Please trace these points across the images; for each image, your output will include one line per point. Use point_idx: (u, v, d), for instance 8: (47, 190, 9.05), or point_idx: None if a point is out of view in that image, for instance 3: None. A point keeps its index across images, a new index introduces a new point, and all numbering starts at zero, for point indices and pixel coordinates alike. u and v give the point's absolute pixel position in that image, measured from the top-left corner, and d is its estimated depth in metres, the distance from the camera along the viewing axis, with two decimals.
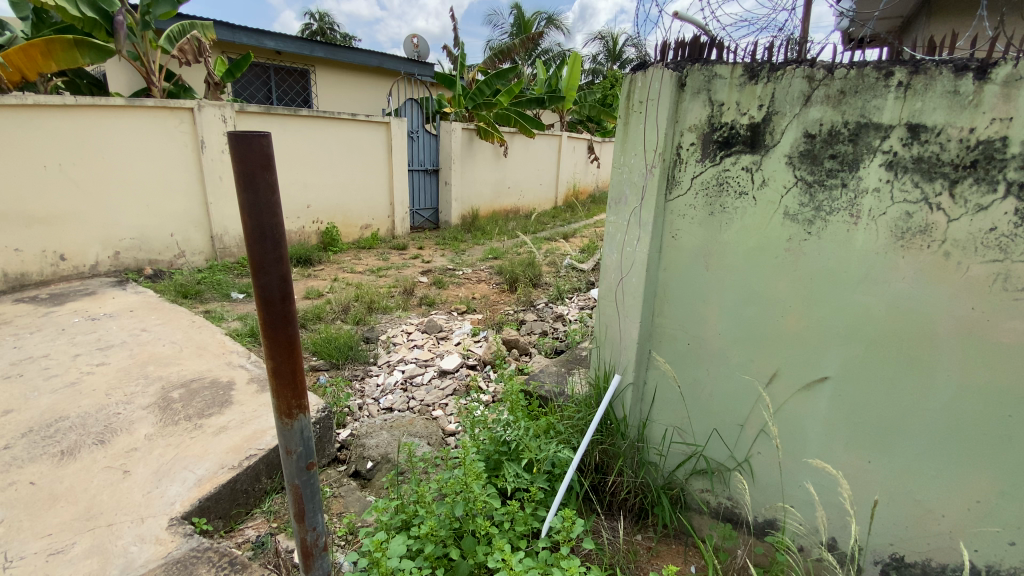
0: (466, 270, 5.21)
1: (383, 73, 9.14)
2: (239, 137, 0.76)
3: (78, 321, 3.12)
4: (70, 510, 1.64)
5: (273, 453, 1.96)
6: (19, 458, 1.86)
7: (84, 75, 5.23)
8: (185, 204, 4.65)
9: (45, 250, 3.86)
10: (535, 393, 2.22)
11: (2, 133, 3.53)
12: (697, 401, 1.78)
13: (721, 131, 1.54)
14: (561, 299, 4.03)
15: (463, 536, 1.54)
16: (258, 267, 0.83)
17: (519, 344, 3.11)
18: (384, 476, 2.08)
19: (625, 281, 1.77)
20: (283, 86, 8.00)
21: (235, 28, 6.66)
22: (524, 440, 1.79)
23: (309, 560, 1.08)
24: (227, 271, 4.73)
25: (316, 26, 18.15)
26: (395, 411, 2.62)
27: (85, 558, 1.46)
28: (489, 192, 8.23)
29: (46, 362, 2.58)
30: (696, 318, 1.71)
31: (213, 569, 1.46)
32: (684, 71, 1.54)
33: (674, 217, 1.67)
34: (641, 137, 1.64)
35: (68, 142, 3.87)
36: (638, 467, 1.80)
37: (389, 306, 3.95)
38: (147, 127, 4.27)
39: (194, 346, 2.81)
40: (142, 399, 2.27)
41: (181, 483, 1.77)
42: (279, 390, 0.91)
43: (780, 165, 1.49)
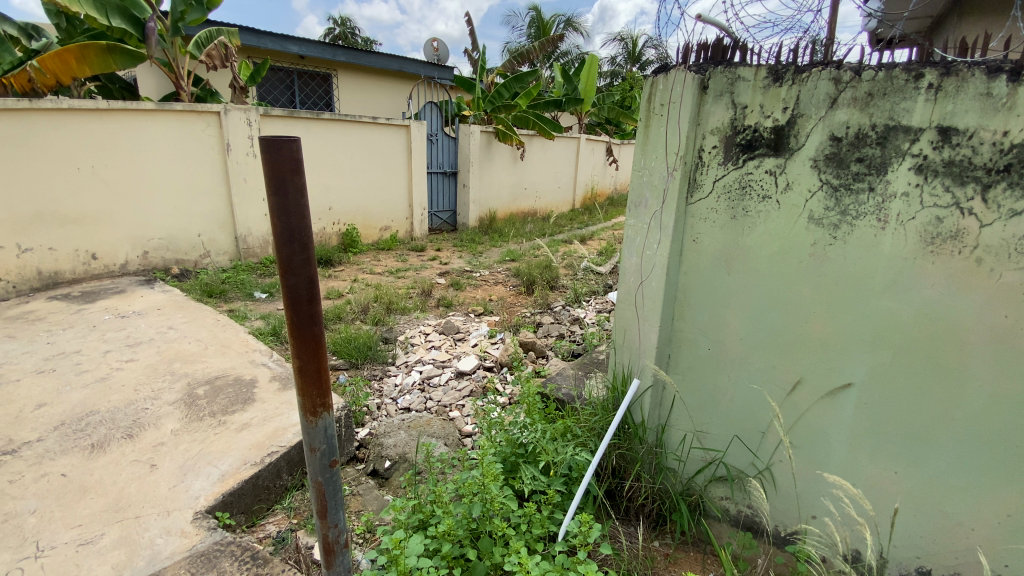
0: (484, 272, 5.23)
1: (404, 77, 9.25)
2: (270, 141, 0.78)
3: (108, 318, 3.22)
4: (100, 502, 1.69)
5: (294, 451, 1.99)
6: (51, 450, 1.93)
7: (116, 80, 5.39)
8: (211, 204, 4.76)
9: (78, 249, 4.00)
10: (553, 396, 2.22)
11: (39, 135, 3.67)
12: (716, 408, 1.76)
13: (745, 134, 1.52)
14: (579, 302, 4.02)
15: (480, 537, 1.55)
16: (286, 268, 0.85)
17: (536, 346, 3.11)
18: (402, 476, 2.10)
19: (645, 284, 1.76)
20: (306, 89, 8.16)
21: (261, 34, 6.82)
22: (541, 443, 1.79)
23: (331, 557, 1.08)
24: (250, 271, 4.83)
25: (338, 30, 18.45)
26: (413, 411, 2.65)
27: (113, 549, 1.51)
28: (506, 195, 8.25)
29: (78, 358, 2.67)
30: (716, 323, 1.69)
31: (236, 562, 1.48)
32: (706, 74, 1.53)
33: (695, 220, 1.66)
34: (662, 140, 1.64)
35: (100, 144, 3.99)
36: (656, 473, 1.79)
37: (408, 306, 3.99)
38: (175, 130, 4.39)
39: (218, 344, 2.88)
40: (169, 395, 2.33)
41: (205, 478, 1.81)
42: (305, 389, 0.93)
43: (805, 169, 1.47)
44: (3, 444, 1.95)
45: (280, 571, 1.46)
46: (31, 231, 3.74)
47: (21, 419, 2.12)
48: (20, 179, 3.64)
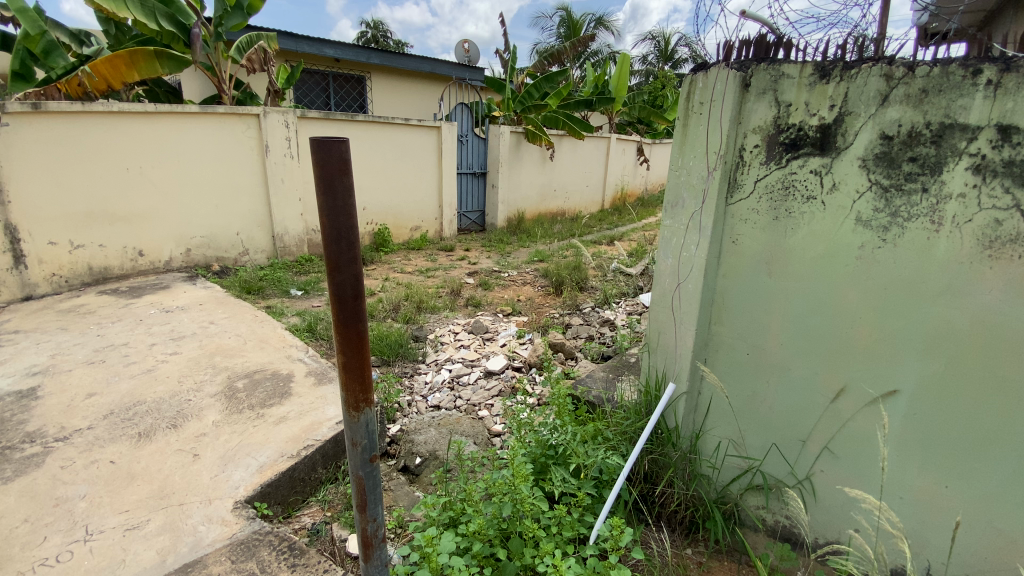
0: (512, 272, 5.23)
1: (435, 78, 9.35)
2: (321, 143, 0.79)
3: (154, 313, 3.36)
4: (145, 489, 1.76)
5: (329, 445, 2.03)
6: (101, 438, 2.02)
7: (163, 84, 5.61)
8: (250, 204, 4.91)
9: (126, 246, 4.20)
10: (583, 398, 2.20)
11: (91, 137, 3.87)
12: (754, 415, 1.71)
13: (789, 132, 1.48)
14: (609, 303, 3.97)
15: (510, 537, 1.55)
16: (333, 266, 0.87)
17: (565, 347, 3.09)
18: (432, 473, 2.13)
19: (682, 286, 1.73)
20: (341, 92, 8.34)
21: (299, 38, 7.00)
22: (571, 445, 1.77)
23: (369, 550, 1.10)
24: (286, 269, 4.96)
25: (370, 33, 18.75)
26: (443, 410, 2.67)
27: (159, 534, 1.57)
28: (535, 195, 8.24)
29: (125, 350, 2.79)
30: (756, 327, 1.64)
31: (274, 552, 1.52)
32: (749, 71, 1.49)
33: (735, 221, 1.61)
34: (701, 139, 1.60)
35: (147, 146, 4.17)
36: (690, 480, 1.75)
37: (437, 306, 4.02)
38: (217, 133, 4.54)
39: (257, 339, 2.97)
40: (210, 388, 2.41)
41: (245, 468, 1.87)
42: (348, 384, 0.95)
43: (852, 169, 1.41)
44: (58, 431, 2.06)
45: (316, 562, 1.50)
46: (83, 229, 3.95)
47: (73, 407, 2.23)
48: (73, 179, 3.84)
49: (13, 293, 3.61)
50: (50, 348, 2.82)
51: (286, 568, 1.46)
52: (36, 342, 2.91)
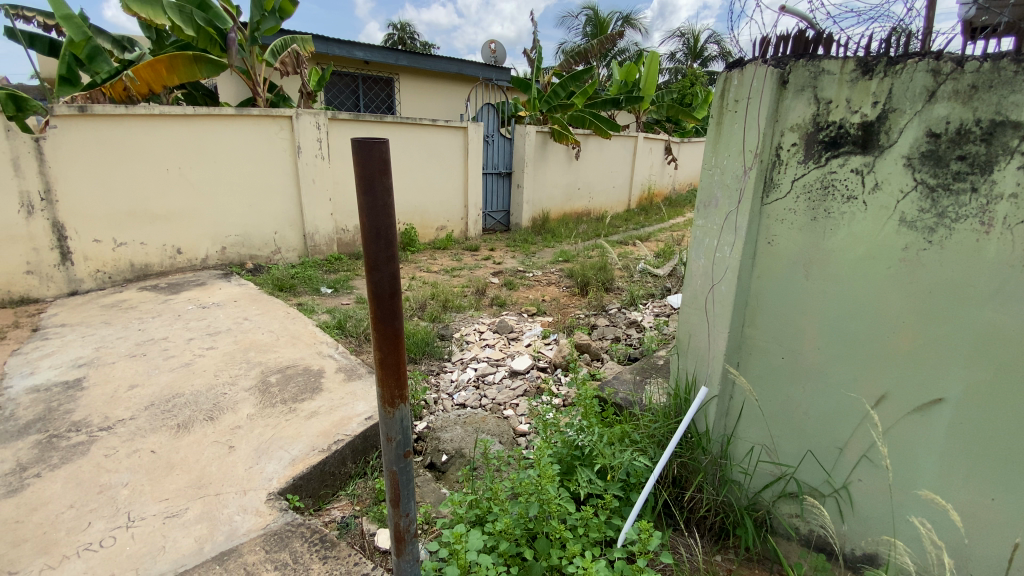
0: (537, 272, 5.23)
1: (461, 79, 9.42)
2: (361, 143, 0.81)
3: (191, 308, 3.48)
4: (184, 478, 1.83)
5: (358, 440, 2.07)
6: (143, 428, 2.11)
7: (200, 88, 5.79)
8: (283, 204, 5.02)
9: (165, 244, 4.37)
10: (610, 400, 2.18)
11: (133, 139, 4.03)
12: (788, 421, 1.66)
13: (828, 130, 1.43)
14: (635, 305, 3.93)
15: (536, 538, 1.54)
16: (372, 264, 0.88)
17: (591, 348, 3.07)
18: (459, 470, 2.14)
19: (715, 288, 1.70)
20: (370, 94, 8.48)
21: (330, 41, 7.15)
22: (598, 446, 1.75)
23: (401, 544, 1.11)
24: (317, 267, 5.07)
25: (397, 35, 18.99)
26: (468, 408, 2.69)
27: (196, 523, 1.63)
28: (560, 195, 8.21)
29: (164, 344, 2.89)
30: (791, 331, 1.60)
31: (306, 543, 1.56)
32: (786, 68, 1.45)
33: (771, 222, 1.57)
34: (736, 137, 1.57)
35: (185, 147, 4.31)
36: (720, 485, 1.72)
37: (463, 305, 4.05)
38: (252, 134, 4.65)
39: (289, 335, 3.04)
40: (244, 382, 2.48)
41: (278, 461, 1.92)
42: (386, 380, 0.96)
43: (896, 168, 1.36)
44: (102, 421, 2.16)
45: (347, 554, 1.52)
46: (125, 227, 4.12)
47: (116, 398, 2.33)
48: (117, 179, 4.02)
49: (60, 288, 3.84)
50: (94, 341, 2.95)
51: (317, 560, 1.50)
52: (81, 335, 3.04)
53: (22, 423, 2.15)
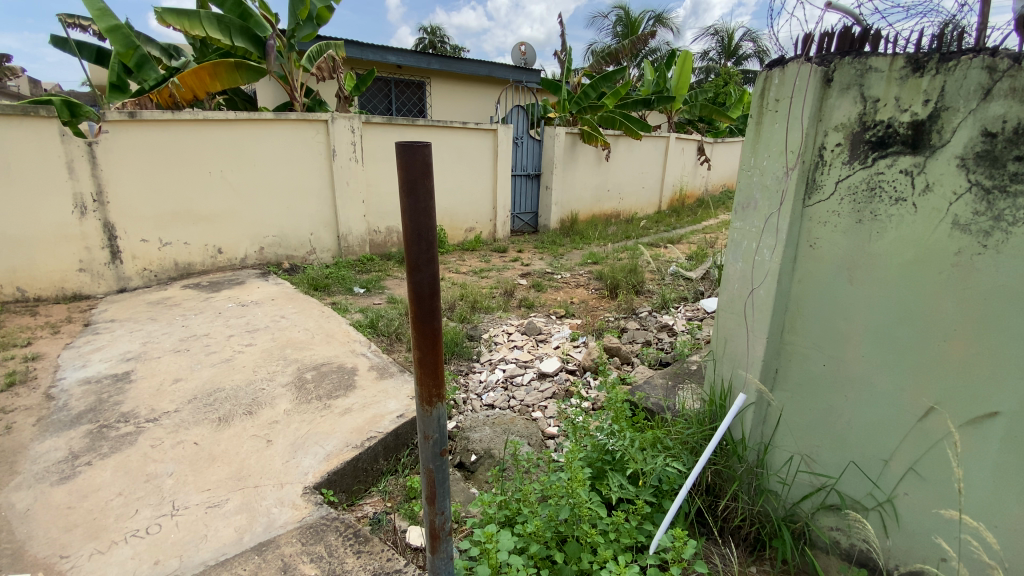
0: (565, 274, 5.21)
1: (491, 81, 9.47)
2: (405, 148, 0.82)
3: (231, 306, 3.61)
4: (225, 470, 1.89)
5: (390, 437, 2.11)
6: (187, 420, 2.20)
7: (240, 93, 5.98)
8: (318, 206, 5.15)
9: (207, 244, 4.55)
10: (641, 405, 2.16)
11: (178, 143, 4.20)
12: (830, 431, 1.61)
13: (876, 130, 1.38)
14: (667, 308, 3.87)
15: (566, 541, 1.53)
16: (413, 266, 0.90)
17: (621, 352, 3.03)
18: (487, 471, 2.15)
19: (754, 292, 1.66)
20: (402, 98, 8.63)
21: (364, 46, 7.30)
22: (630, 451, 1.73)
23: (436, 542, 1.13)
24: (350, 267, 5.17)
25: (427, 39, 19.27)
26: (497, 409, 2.70)
27: (236, 513, 1.69)
28: (589, 197, 8.16)
29: (206, 340, 3.01)
30: (834, 338, 1.54)
31: (341, 537, 1.59)
32: (831, 66, 1.41)
33: (813, 224, 1.53)
34: (776, 138, 1.54)
35: (226, 151, 4.47)
36: (756, 495, 1.68)
37: (491, 306, 4.08)
38: (289, 138, 4.78)
39: (323, 334, 3.12)
40: (281, 378, 2.56)
41: (313, 456, 1.97)
42: (423, 379, 0.98)
43: (949, 169, 1.31)
44: (149, 413, 2.26)
45: (379, 550, 1.55)
46: (170, 227, 4.31)
47: (162, 391, 2.44)
48: (163, 181, 4.20)
49: (110, 285, 4.06)
50: (141, 336, 3.09)
51: (352, 554, 1.53)
52: (129, 330, 3.19)
53: (75, 413, 2.27)
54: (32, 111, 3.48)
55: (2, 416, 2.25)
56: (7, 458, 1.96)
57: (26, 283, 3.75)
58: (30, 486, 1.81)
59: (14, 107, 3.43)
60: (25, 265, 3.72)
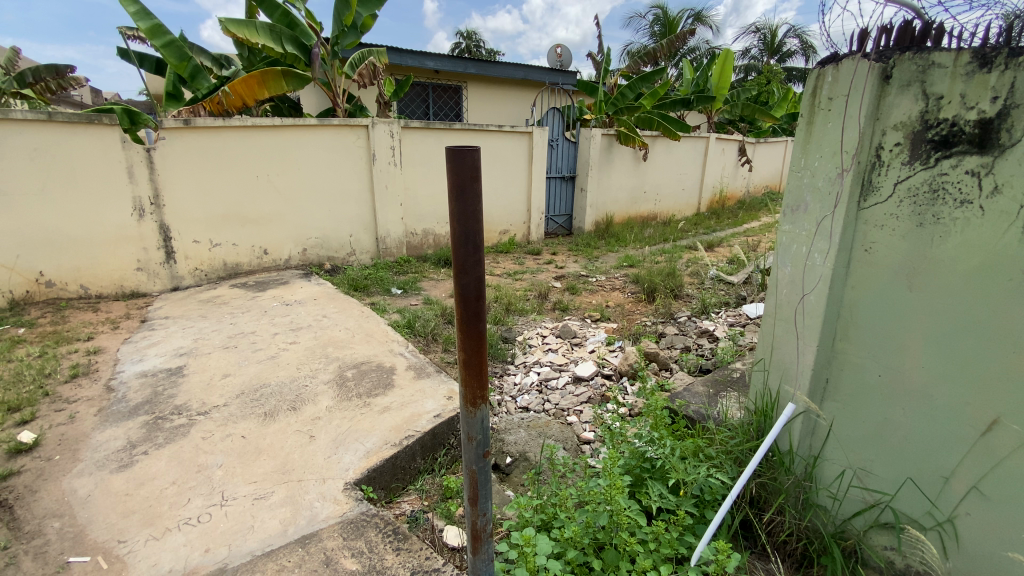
0: (601, 277, 5.15)
1: (527, 84, 9.50)
2: (456, 152, 0.84)
3: (276, 305, 3.74)
4: (270, 463, 1.96)
5: (428, 437, 2.14)
6: (235, 414, 2.29)
7: (286, 100, 6.21)
8: (358, 209, 5.28)
9: (254, 245, 4.74)
10: (682, 413, 2.12)
11: (228, 149, 4.40)
12: (884, 444, 1.53)
13: (939, 128, 1.31)
14: (707, 313, 3.78)
15: (604, 548, 1.51)
16: (460, 268, 0.92)
17: (659, 357, 2.97)
18: (523, 473, 2.15)
19: (804, 298, 1.60)
20: (439, 102, 8.76)
21: (403, 52, 7.46)
22: (670, 459, 1.70)
23: (478, 543, 1.14)
24: (388, 268, 5.28)
25: (463, 45, 19.53)
26: (531, 412, 2.70)
27: (281, 506, 1.75)
28: (625, 198, 8.06)
29: (253, 337, 3.13)
30: (890, 347, 1.47)
31: (381, 533, 1.63)
32: (890, 63, 1.35)
33: (868, 228, 1.46)
34: (829, 138, 1.49)
35: (272, 156, 4.65)
36: (804, 509, 1.62)
37: (526, 308, 4.08)
38: (331, 143, 4.93)
39: (363, 333, 3.20)
40: (323, 375, 2.64)
41: (353, 453, 2.01)
42: (468, 380, 0.99)
43: (1020, 169, 1.21)
44: (200, 406, 2.37)
45: (418, 548, 1.57)
46: (220, 229, 4.51)
47: (213, 385, 2.55)
48: (215, 186, 4.40)
49: (164, 284, 4.30)
50: (193, 333, 3.25)
51: (391, 551, 1.55)
52: (181, 327, 3.36)
53: (132, 404, 2.40)
54: (96, 119, 3.72)
55: (67, 406, 2.41)
56: (71, 446, 2.09)
57: (89, 281, 4.00)
58: (91, 473, 1.93)
59: (80, 116, 3.67)
60: (89, 264, 3.98)
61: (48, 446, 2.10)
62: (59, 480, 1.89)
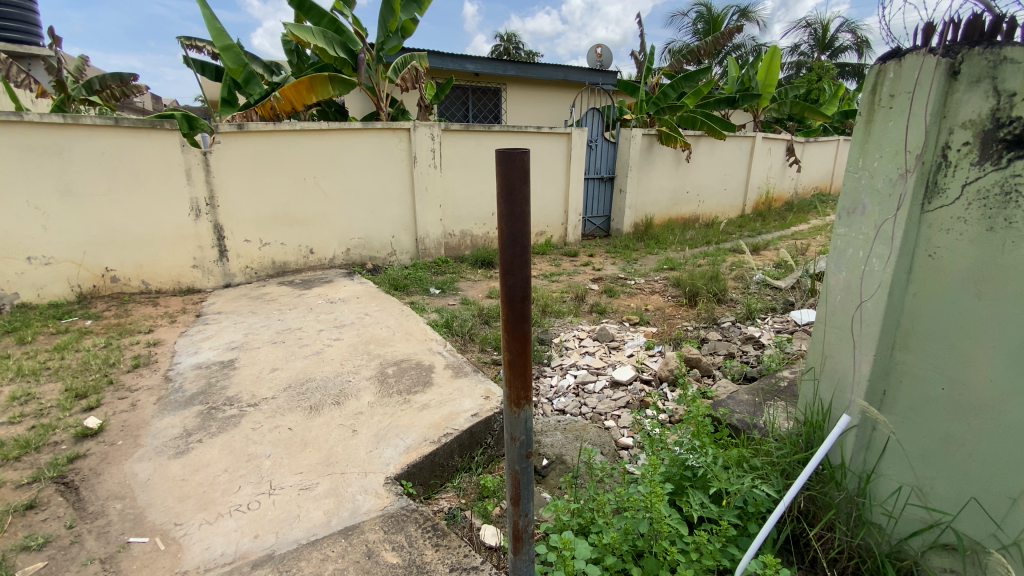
0: (640, 280, 5.08)
1: (566, 85, 9.47)
2: (505, 154, 0.85)
3: (321, 303, 3.87)
4: (315, 455, 2.04)
5: (465, 435, 2.16)
6: (282, 407, 2.39)
7: (332, 105, 6.42)
8: (399, 210, 5.39)
9: (300, 245, 4.92)
10: (725, 421, 2.06)
11: (278, 152, 4.58)
12: (947, 461, 1.44)
13: (1012, 127, 1.23)
14: (752, 319, 3.67)
15: (643, 556, 1.49)
16: (507, 269, 0.93)
17: (701, 364, 2.91)
18: (559, 476, 2.14)
19: (862, 305, 1.53)
20: (478, 104, 8.84)
21: (444, 55, 7.58)
22: (713, 469, 1.65)
23: (519, 543, 1.14)
24: (426, 269, 5.37)
25: (502, 46, 19.66)
26: (568, 415, 2.69)
27: (325, 497, 1.81)
28: (666, 200, 7.90)
29: (299, 333, 3.25)
30: (955, 358, 1.38)
31: (421, 528, 1.66)
32: (959, 57, 1.26)
33: (933, 231, 1.38)
34: (890, 137, 1.42)
35: (318, 159, 4.81)
36: (857, 527, 1.55)
37: (562, 310, 4.07)
38: (375, 145, 5.05)
39: (403, 332, 3.27)
40: (365, 371, 2.71)
41: (394, 448, 2.06)
42: (513, 380, 1.00)
43: None
44: (250, 398, 2.48)
45: (457, 545, 1.59)
46: (269, 229, 4.70)
47: (262, 378, 2.67)
48: (265, 187, 4.60)
49: (217, 281, 4.52)
50: (243, 328, 3.40)
51: (430, 546, 1.58)
52: (233, 322, 3.52)
53: (189, 394, 2.54)
54: (158, 124, 3.95)
55: (129, 394, 2.57)
56: (132, 432, 2.24)
57: (149, 276, 4.26)
58: (151, 458, 2.05)
59: (144, 121, 3.92)
60: (149, 261, 4.23)
61: (111, 431, 2.25)
62: (122, 464, 2.02)
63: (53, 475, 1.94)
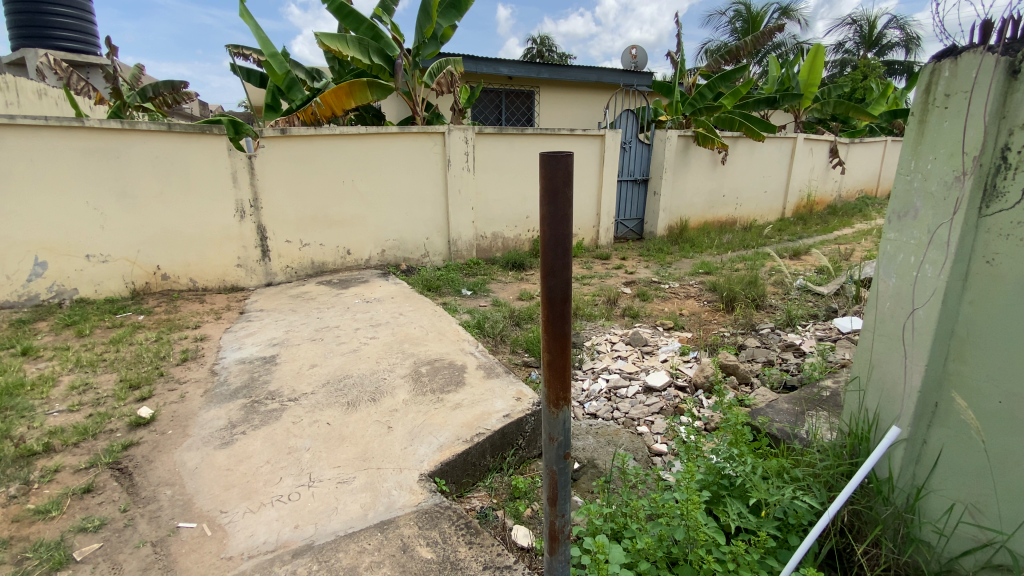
0: (673, 284, 5.00)
1: (600, 87, 9.42)
2: (549, 157, 0.86)
3: (358, 302, 3.97)
4: (352, 450, 2.10)
5: (497, 436, 2.18)
6: (321, 402, 2.47)
7: (370, 109, 6.58)
8: (433, 212, 5.48)
9: (337, 246, 5.06)
10: (764, 430, 2.01)
11: (318, 155, 4.73)
12: (1003, 479, 1.37)
13: None
14: (792, 326, 3.56)
15: (677, 563, 1.47)
16: (549, 271, 0.94)
17: (738, 371, 2.84)
18: (591, 480, 2.14)
19: (913, 313, 1.47)
20: (511, 107, 8.90)
21: (478, 60, 7.68)
22: (751, 478, 1.62)
23: (555, 544, 1.15)
24: (459, 270, 5.43)
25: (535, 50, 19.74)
26: (600, 419, 2.68)
27: (362, 491, 1.86)
28: (702, 202, 7.74)
29: (337, 332, 3.35)
30: (1014, 371, 1.31)
31: (454, 525, 1.69)
32: (1019, 55, 1.21)
33: (991, 237, 1.31)
34: (946, 138, 1.36)
35: (356, 162, 4.94)
36: (904, 543, 1.49)
37: (594, 314, 4.04)
38: (411, 149, 5.15)
39: (436, 332, 3.32)
40: (399, 370, 2.77)
41: (428, 445, 2.10)
42: (551, 381, 1.01)
43: None
44: (290, 393, 2.57)
45: (489, 544, 1.61)
46: (308, 230, 4.86)
47: (302, 373, 2.77)
48: (305, 190, 4.75)
49: (260, 279, 4.71)
50: (284, 325, 3.53)
51: (464, 543, 1.61)
52: (274, 320, 3.66)
53: (233, 387, 2.66)
54: (207, 130, 4.15)
55: (178, 386, 2.71)
56: (181, 422, 2.35)
57: (196, 274, 4.46)
58: (198, 448, 2.15)
59: (194, 127, 4.13)
60: (197, 260, 4.44)
61: (162, 421, 2.37)
62: (172, 452, 2.14)
63: (108, 461, 2.06)
